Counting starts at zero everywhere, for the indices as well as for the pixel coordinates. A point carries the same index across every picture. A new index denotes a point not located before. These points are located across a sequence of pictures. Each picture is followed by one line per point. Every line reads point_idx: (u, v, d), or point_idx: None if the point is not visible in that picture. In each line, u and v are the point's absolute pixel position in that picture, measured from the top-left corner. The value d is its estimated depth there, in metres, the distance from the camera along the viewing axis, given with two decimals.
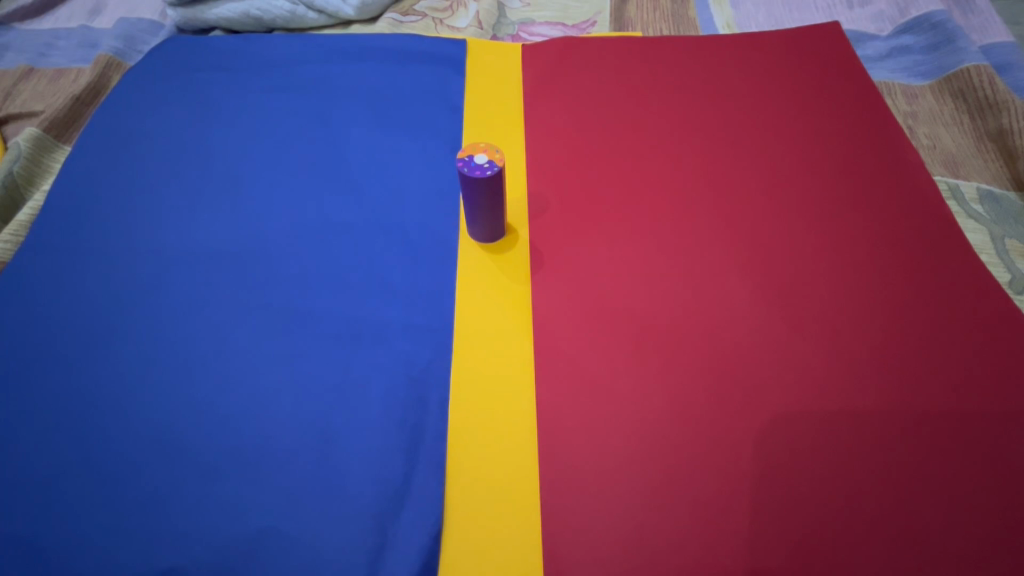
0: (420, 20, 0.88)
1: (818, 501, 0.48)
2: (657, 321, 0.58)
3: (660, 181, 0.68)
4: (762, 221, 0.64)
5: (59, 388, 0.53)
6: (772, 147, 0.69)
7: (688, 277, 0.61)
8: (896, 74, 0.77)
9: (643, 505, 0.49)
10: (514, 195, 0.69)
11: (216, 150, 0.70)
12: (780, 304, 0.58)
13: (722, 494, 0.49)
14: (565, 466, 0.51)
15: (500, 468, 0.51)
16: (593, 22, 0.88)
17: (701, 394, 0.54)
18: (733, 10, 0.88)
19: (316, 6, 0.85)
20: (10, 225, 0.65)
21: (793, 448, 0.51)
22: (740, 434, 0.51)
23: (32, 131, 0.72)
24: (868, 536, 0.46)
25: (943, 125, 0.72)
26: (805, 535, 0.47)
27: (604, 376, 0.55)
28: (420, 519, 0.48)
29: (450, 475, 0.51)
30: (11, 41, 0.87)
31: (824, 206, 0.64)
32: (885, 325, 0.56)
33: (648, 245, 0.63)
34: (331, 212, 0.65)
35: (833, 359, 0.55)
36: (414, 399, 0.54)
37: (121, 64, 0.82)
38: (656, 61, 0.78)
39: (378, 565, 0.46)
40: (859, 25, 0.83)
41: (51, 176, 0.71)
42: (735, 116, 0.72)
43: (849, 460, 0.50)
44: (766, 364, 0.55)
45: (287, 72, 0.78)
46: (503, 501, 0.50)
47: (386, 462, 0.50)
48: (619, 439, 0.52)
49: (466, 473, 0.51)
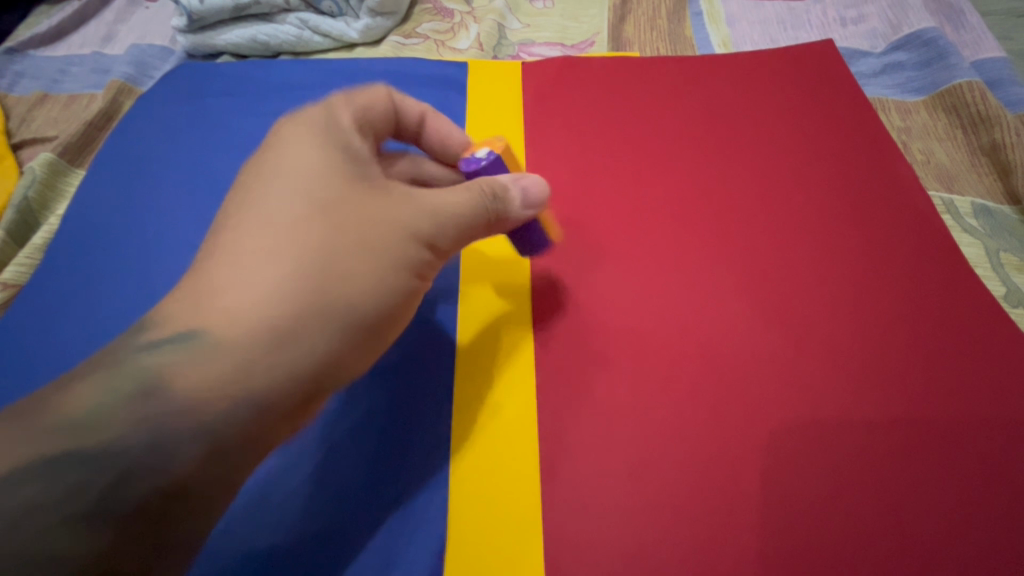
0: (423, 43, 0.90)
1: (815, 517, 0.49)
2: (656, 338, 0.59)
3: (658, 199, 0.69)
4: (760, 238, 0.65)
5: None
6: (769, 164, 0.71)
7: (687, 295, 0.62)
8: (889, 90, 0.79)
9: (644, 521, 0.50)
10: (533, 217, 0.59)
11: (224, 172, 0.72)
12: (779, 320, 0.59)
13: (722, 511, 0.50)
14: (568, 484, 0.52)
15: (501, 493, 0.52)
16: (591, 42, 0.90)
17: (703, 412, 0.54)
18: (728, 30, 0.90)
19: (321, 31, 0.88)
20: (27, 248, 0.66)
21: (792, 464, 0.51)
22: (741, 450, 0.52)
23: (47, 155, 0.73)
24: (862, 549, 0.48)
25: (937, 140, 0.73)
26: (803, 550, 0.48)
27: (605, 394, 0.56)
28: (429, 539, 0.50)
29: (450, 505, 0.52)
30: (26, 69, 0.90)
31: (822, 223, 0.65)
32: (882, 340, 0.57)
33: (648, 262, 0.64)
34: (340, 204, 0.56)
35: (832, 376, 0.55)
36: (415, 422, 0.55)
37: (133, 89, 0.85)
38: (654, 80, 0.80)
39: None
40: (853, 42, 0.85)
41: (65, 200, 0.72)
42: (732, 133, 0.74)
43: (846, 475, 0.51)
44: (766, 382, 0.56)
45: (292, 95, 0.79)
46: (505, 520, 0.51)
47: (395, 482, 0.52)
48: (622, 457, 0.53)
49: (468, 501, 0.52)
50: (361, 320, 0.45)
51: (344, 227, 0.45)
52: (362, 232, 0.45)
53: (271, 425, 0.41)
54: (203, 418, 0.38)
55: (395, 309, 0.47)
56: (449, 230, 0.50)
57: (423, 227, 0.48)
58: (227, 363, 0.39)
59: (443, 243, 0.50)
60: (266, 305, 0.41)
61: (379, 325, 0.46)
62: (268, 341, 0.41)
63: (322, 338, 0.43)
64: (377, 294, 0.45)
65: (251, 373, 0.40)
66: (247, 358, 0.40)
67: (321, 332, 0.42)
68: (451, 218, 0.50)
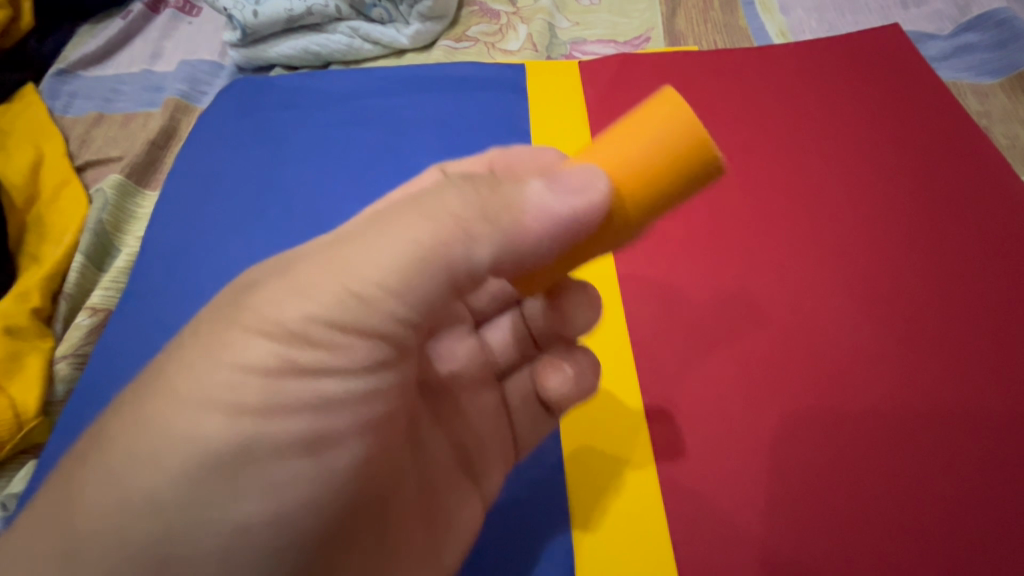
0: (474, 46, 0.89)
1: (946, 516, 0.49)
2: (756, 338, 0.58)
3: (739, 194, 0.67)
4: (851, 231, 0.63)
5: None
6: (850, 153, 0.69)
7: (782, 292, 0.60)
8: (962, 73, 0.77)
9: (769, 525, 0.50)
10: (618, 180, 0.35)
11: (293, 186, 0.71)
12: (882, 316, 0.58)
13: (849, 511, 0.49)
14: (687, 489, 0.52)
15: (623, 514, 0.52)
16: (645, 38, 0.89)
17: (813, 412, 0.54)
18: (784, 18, 0.89)
19: (372, 38, 0.87)
20: (109, 272, 0.66)
21: (913, 461, 0.51)
22: (861, 452, 0.51)
23: (116, 177, 0.73)
24: (1002, 548, 0.47)
25: (1020, 123, 0.71)
26: (937, 548, 0.47)
27: (710, 398, 0.56)
28: (557, 564, 0.51)
29: (575, 522, 0.53)
30: (77, 89, 0.90)
31: (915, 213, 0.64)
32: (992, 333, 0.56)
33: (737, 261, 0.63)
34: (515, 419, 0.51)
35: (943, 372, 0.54)
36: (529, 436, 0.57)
37: (189, 106, 0.84)
38: (719, 73, 0.78)
39: None
40: (918, 24, 0.83)
41: (137, 222, 0.71)
42: (809, 124, 0.72)
43: (971, 471, 0.50)
44: (875, 379, 0.55)
45: (352, 106, 0.79)
46: (630, 529, 0.52)
47: (517, 522, 0.53)
48: (737, 460, 0.52)
49: (591, 519, 0.53)
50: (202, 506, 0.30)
51: (179, 347, 0.34)
52: (190, 348, 0.33)
53: None
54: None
55: (221, 473, 0.30)
56: (321, 321, 0.32)
57: (276, 341, 0.32)
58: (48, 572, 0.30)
59: (321, 345, 0.32)
60: (90, 506, 0.30)
61: (210, 506, 0.30)
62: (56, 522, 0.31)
63: (132, 532, 0.30)
64: (179, 447, 0.30)
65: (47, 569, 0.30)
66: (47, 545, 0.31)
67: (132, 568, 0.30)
68: (360, 309, 0.33)
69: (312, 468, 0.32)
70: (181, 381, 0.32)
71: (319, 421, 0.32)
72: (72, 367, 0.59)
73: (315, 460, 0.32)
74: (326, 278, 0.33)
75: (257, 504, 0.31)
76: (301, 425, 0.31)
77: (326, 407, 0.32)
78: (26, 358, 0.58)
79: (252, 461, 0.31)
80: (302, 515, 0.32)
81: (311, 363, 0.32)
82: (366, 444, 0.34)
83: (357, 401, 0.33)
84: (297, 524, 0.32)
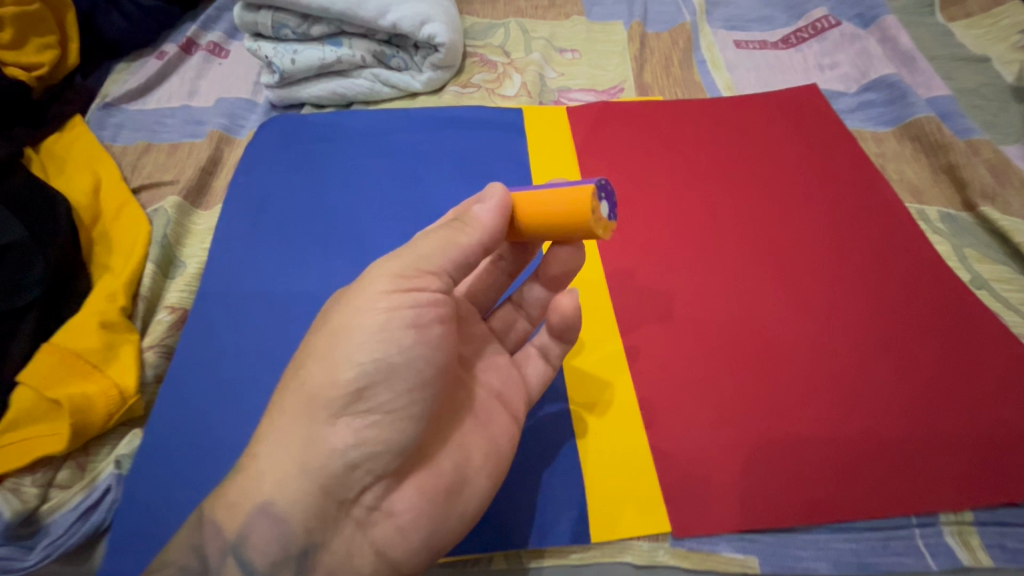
0: (477, 92, 1.05)
1: (858, 451, 0.64)
2: (714, 326, 0.74)
3: (698, 215, 0.85)
4: (783, 244, 0.81)
5: (257, 396, 0.67)
6: (781, 185, 0.88)
7: (734, 291, 0.77)
8: (865, 123, 0.98)
9: (729, 463, 0.65)
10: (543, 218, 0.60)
11: (332, 207, 0.85)
12: (807, 307, 0.75)
13: (787, 450, 0.65)
14: (666, 441, 0.67)
15: (618, 463, 0.66)
16: (619, 88, 1.08)
17: (759, 379, 0.70)
18: (730, 75, 1.09)
19: (390, 83, 1.02)
20: (182, 278, 0.78)
21: (834, 412, 0.67)
22: (795, 407, 0.67)
23: (175, 199, 0.85)
24: (897, 472, 0.63)
25: (906, 162, 0.92)
26: (851, 474, 0.63)
27: (681, 372, 0.71)
28: (564, 498, 0.64)
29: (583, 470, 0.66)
30: (123, 121, 1.01)
31: (829, 231, 0.82)
32: (886, 317, 0.74)
33: (698, 267, 0.80)
34: (526, 372, 0.69)
35: (853, 346, 0.71)
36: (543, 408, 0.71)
37: (231, 138, 0.98)
38: (679, 119, 0.97)
39: (542, 524, 0.63)
40: (831, 84, 1.05)
41: (195, 236, 0.84)
42: (749, 161, 0.91)
43: (877, 418, 0.66)
44: (803, 354, 0.71)
45: (379, 140, 0.93)
46: (623, 473, 0.65)
47: (532, 473, 0.66)
48: (703, 418, 0.68)
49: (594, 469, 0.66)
50: (358, 380, 0.52)
51: (323, 317, 0.57)
52: (330, 313, 0.56)
53: (321, 508, 0.51)
54: (279, 482, 0.51)
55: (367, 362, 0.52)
56: (405, 268, 0.55)
57: (382, 289, 0.54)
58: (282, 452, 0.52)
59: (407, 288, 0.54)
60: (298, 405, 0.52)
61: (363, 381, 0.52)
62: (292, 417, 0.52)
63: (325, 406, 0.52)
64: (340, 353, 0.52)
65: (297, 442, 0.52)
66: (290, 437, 0.52)
67: (329, 431, 0.51)
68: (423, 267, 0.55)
69: (426, 342, 0.54)
70: (331, 325, 0.54)
71: (422, 318, 0.54)
72: (160, 355, 0.70)
73: (417, 347, 0.53)
74: (400, 259, 0.56)
75: (400, 369, 0.52)
76: (410, 319, 0.53)
77: (417, 318, 0.54)
78: (120, 347, 0.68)
79: (384, 351, 0.52)
80: (419, 380, 0.53)
81: (402, 296, 0.54)
82: (449, 331, 0.57)
83: (437, 314, 0.55)
84: (424, 378, 0.54)
